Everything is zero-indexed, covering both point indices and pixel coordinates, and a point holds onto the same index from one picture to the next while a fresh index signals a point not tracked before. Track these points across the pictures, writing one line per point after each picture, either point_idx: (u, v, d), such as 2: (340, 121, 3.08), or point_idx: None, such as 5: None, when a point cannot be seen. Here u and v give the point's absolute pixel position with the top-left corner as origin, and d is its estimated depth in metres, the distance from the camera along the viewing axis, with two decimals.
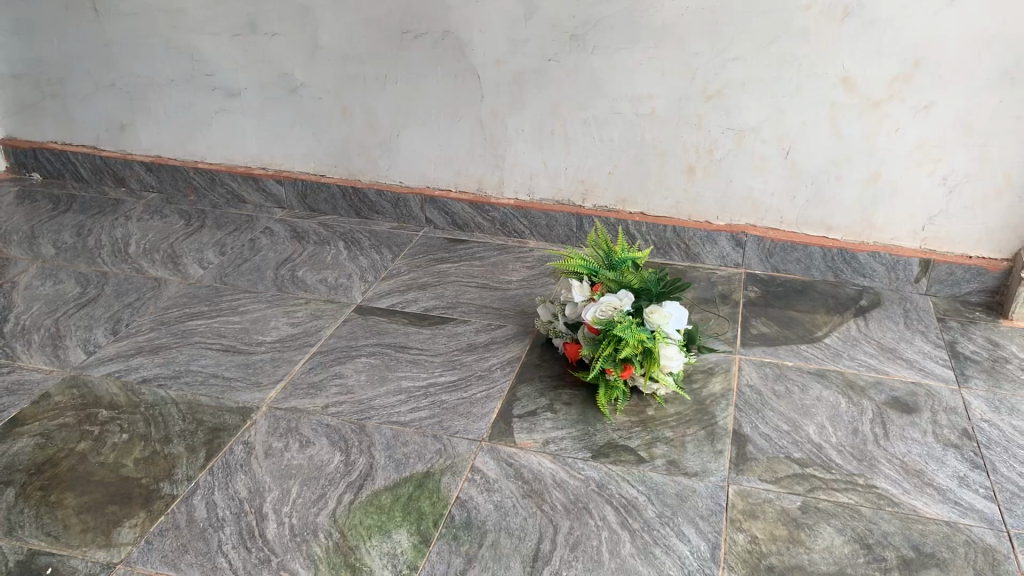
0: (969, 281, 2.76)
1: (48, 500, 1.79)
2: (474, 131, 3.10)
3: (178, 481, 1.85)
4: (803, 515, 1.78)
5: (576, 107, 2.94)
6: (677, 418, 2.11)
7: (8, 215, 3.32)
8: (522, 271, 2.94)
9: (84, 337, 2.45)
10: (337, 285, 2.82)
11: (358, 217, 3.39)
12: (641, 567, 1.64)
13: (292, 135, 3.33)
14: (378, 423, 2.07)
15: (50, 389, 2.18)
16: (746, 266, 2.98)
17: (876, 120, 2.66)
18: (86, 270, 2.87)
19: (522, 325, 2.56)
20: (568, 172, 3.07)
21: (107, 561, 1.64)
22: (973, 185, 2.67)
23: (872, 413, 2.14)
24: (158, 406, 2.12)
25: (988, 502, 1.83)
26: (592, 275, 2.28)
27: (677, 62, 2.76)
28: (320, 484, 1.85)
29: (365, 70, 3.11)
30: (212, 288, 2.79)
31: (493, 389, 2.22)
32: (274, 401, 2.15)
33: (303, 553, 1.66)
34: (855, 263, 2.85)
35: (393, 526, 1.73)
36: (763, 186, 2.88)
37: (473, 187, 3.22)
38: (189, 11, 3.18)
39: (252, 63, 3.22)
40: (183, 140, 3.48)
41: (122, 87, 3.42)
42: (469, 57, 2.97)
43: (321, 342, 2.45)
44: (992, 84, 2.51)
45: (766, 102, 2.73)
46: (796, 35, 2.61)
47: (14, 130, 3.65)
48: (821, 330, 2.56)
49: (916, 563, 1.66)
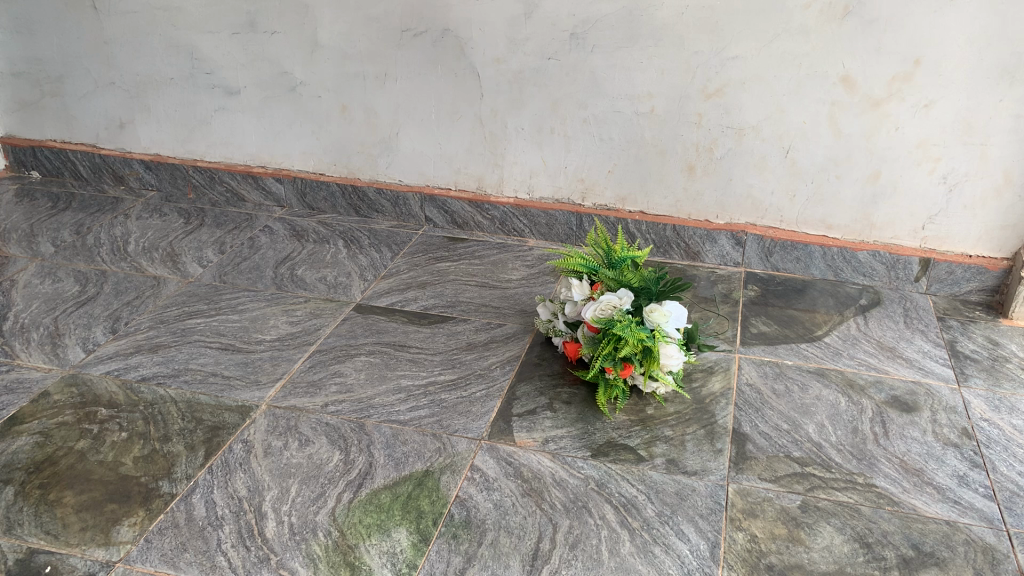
0: (968, 280, 2.77)
1: (48, 498, 1.79)
2: (473, 129, 3.10)
3: (178, 480, 1.85)
4: (802, 514, 1.78)
5: (576, 106, 2.94)
6: (677, 417, 2.11)
7: (8, 213, 3.31)
8: (522, 271, 2.94)
9: (84, 335, 2.44)
10: (337, 284, 2.82)
11: (358, 216, 3.39)
12: (641, 566, 1.64)
13: (291, 133, 3.33)
14: (377, 422, 2.07)
15: (50, 388, 2.17)
16: (746, 266, 2.99)
17: (876, 119, 2.66)
18: (85, 269, 2.87)
19: (523, 325, 2.56)
20: (569, 171, 3.07)
21: (106, 559, 1.63)
22: (973, 185, 2.67)
23: (872, 412, 2.14)
24: (157, 404, 2.12)
25: (988, 502, 1.83)
26: (592, 274, 2.29)
27: (677, 61, 2.76)
28: (320, 483, 1.85)
29: (365, 69, 3.10)
30: (211, 286, 2.78)
31: (493, 387, 2.22)
32: (273, 401, 2.14)
33: (302, 552, 1.66)
34: (854, 262, 2.86)
35: (393, 524, 1.73)
36: (763, 185, 2.88)
37: (473, 186, 3.22)
38: (188, 10, 3.18)
39: (251, 61, 3.21)
40: (181, 138, 3.48)
41: (121, 85, 3.42)
42: (469, 55, 2.96)
43: (320, 340, 2.44)
44: (992, 83, 2.51)
45: (767, 101, 2.73)
46: (796, 33, 2.60)
47: (13, 129, 3.65)
48: (821, 330, 2.56)
49: (915, 562, 1.65)
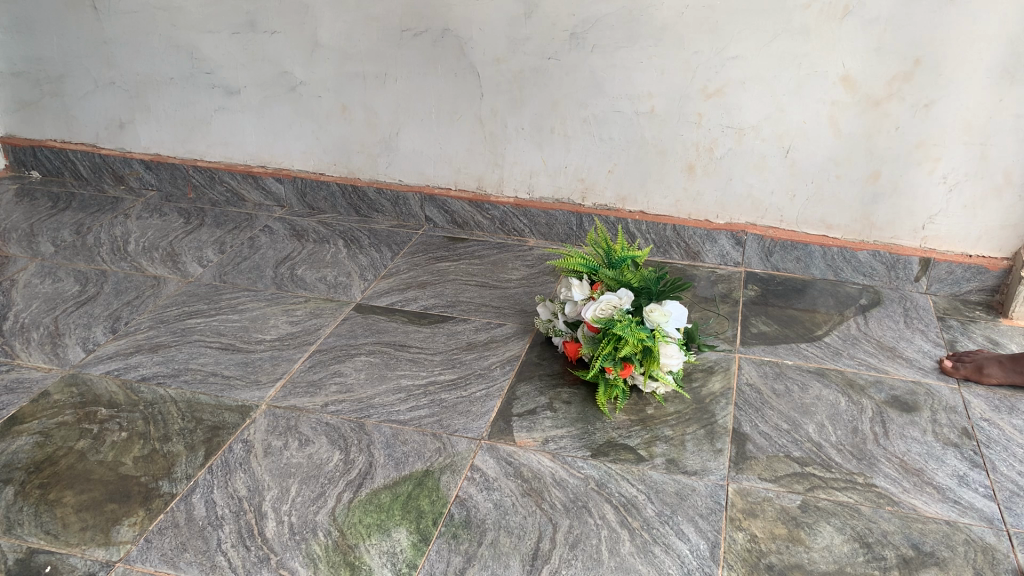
0: (968, 280, 2.77)
1: (48, 498, 1.79)
2: (473, 129, 3.10)
3: (178, 479, 1.85)
4: (802, 514, 1.77)
5: (576, 106, 2.94)
6: (677, 417, 2.11)
7: (8, 213, 3.31)
8: (522, 270, 2.94)
9: (84, 335, 2.44)
10: (337, 283, 2.82)
11: (358, 216, 3.39)
12: (641, 565, 1.64)
13: (291, 133, 3.33)
14: (377, 422, 2.07)
15: (49, 388, 2.17)
16: (746, 266, 2.99)
17: (876, 119, 2.66)
18: (85, 269, 2.87)
19: (523, 324, 2.56)
20: (569, 170, 3.07)
21: (106, 559, 1.64)
22: (973, 185, 2.67)
23: (872, 411, 2.14)
24: (157, 404, 2.12)
25: (988, 501, 1.83)
26: (592, 274, 2.29)
27: (677, 61, 2.76)
28: (320, 482, 1.85)
29: (365, 69, 3.10)
30: (211, 286, 2.78)
31: (493, 387, 2.22)
32: (273, 401, 2.14)
33: (302, 552, 1.66)
34: (854, 261, 2.86)
35: (393, 524, 1.73)
36: (762, 185, 2.88)
37: (473, 186, 3.22)
38: (188, 10, 3.18)
39: (251, 61, 3.21)
40: (181, 138, 3.48)
41: (121, 85, 3.42)
42: (469, 55, 2.96)
43: (320, 340, 2.44)
44: (992, 83, 2.51)
45: (767, 101, 2.73)
46: (797, 33, 2.60)
47: (14, 128, 3.66)
48: (821, 329, 2.56)
49: (915, 561, 1.65)
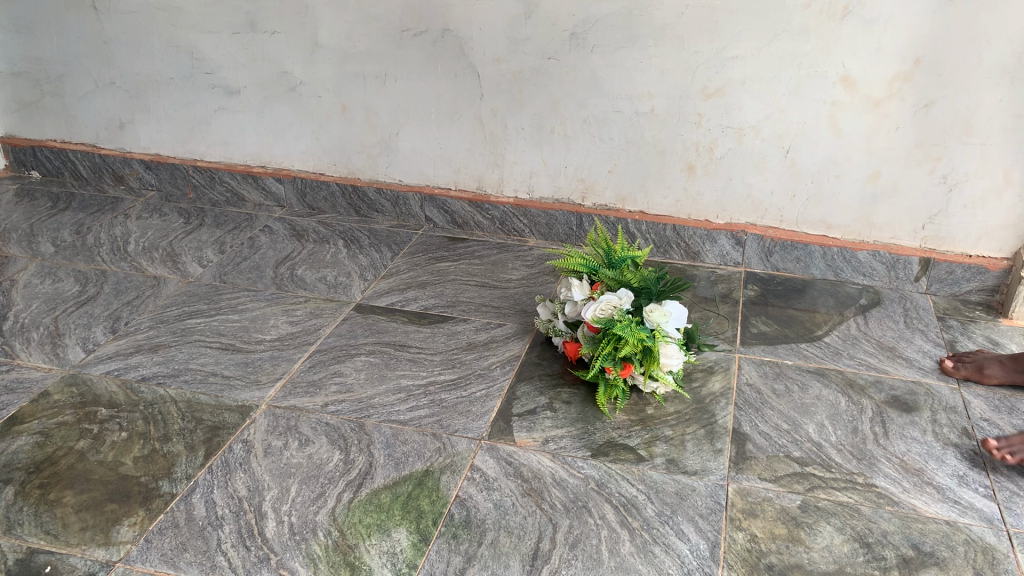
0: (968, 280, 2.77)
1: (48, 498, 1.79)
2: (473, 129, 3.10)
3: (178, 479, 1.85)
4: (802, 514, 1.77)
5: (576, 106, 2.94)
6: (677, 417, 2.11)
7: (8, 213, 3.31)
8: (522, 270, 2.94)
9: (84, 335, 2.44)
10: (337, 283, 2.82)
11: (358, 216, 3.39)
12: (641, 565, 1.64)
13: (291, 133, 3.33)
14: (377, 422, 2.07)
15: (49, 388, 2.17)
16: (746, 266, 2.99)
17: (876, 119, 2.66)
18: (85, 269, 2.87)
19: (523, 325, 2.56)
20: (569, 170, 3.07)
21: (106, 559, 1.64)
22: (973, 185, 2.67)
23: (871, 411, 2.14)
24: (157, 404, 2.12)
25: (988, 501, 1.83)
26: (592, 274, 2.29)
27: (677, 61, 2.76)
28: (320, 482, 1.85)
29: (365, 69, 3.10)
30: (211, 286, 2.78)
31: (493, 387, 2.22)
32: (273, 401, 2.14)
33: (302, 552, 1.66)
34: (854, 261, 2.86)
35: (393, 524, 1.73)
36: (762, 185, 2.88)
37: (473, 186, 3.22)
38: (188, 10, 3.18)
39: (250, 61, 3.21)
40: (181, 138, 3.48)
41: (121, 85, 3.42)
42: (469, 55, 2.96)
43: (320, 340, 2.44)
44: (991, 83, 2.51)
45: (766, 101, 2.73)
46: (797, 33, 2.60)
47: (13, 128, 3.66)
48: (821, 329, 2.56)
49: (915, 561, 1.65)
